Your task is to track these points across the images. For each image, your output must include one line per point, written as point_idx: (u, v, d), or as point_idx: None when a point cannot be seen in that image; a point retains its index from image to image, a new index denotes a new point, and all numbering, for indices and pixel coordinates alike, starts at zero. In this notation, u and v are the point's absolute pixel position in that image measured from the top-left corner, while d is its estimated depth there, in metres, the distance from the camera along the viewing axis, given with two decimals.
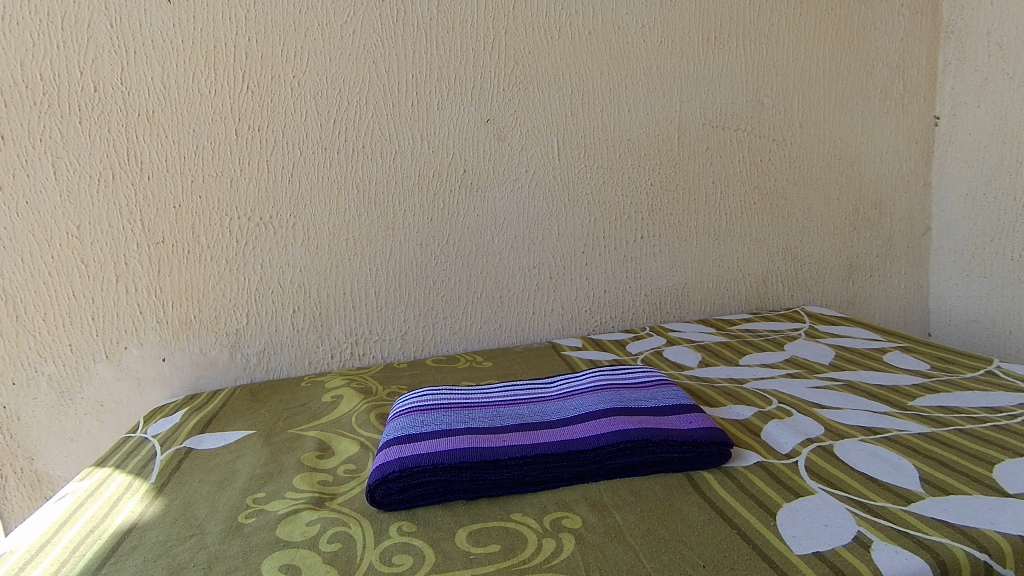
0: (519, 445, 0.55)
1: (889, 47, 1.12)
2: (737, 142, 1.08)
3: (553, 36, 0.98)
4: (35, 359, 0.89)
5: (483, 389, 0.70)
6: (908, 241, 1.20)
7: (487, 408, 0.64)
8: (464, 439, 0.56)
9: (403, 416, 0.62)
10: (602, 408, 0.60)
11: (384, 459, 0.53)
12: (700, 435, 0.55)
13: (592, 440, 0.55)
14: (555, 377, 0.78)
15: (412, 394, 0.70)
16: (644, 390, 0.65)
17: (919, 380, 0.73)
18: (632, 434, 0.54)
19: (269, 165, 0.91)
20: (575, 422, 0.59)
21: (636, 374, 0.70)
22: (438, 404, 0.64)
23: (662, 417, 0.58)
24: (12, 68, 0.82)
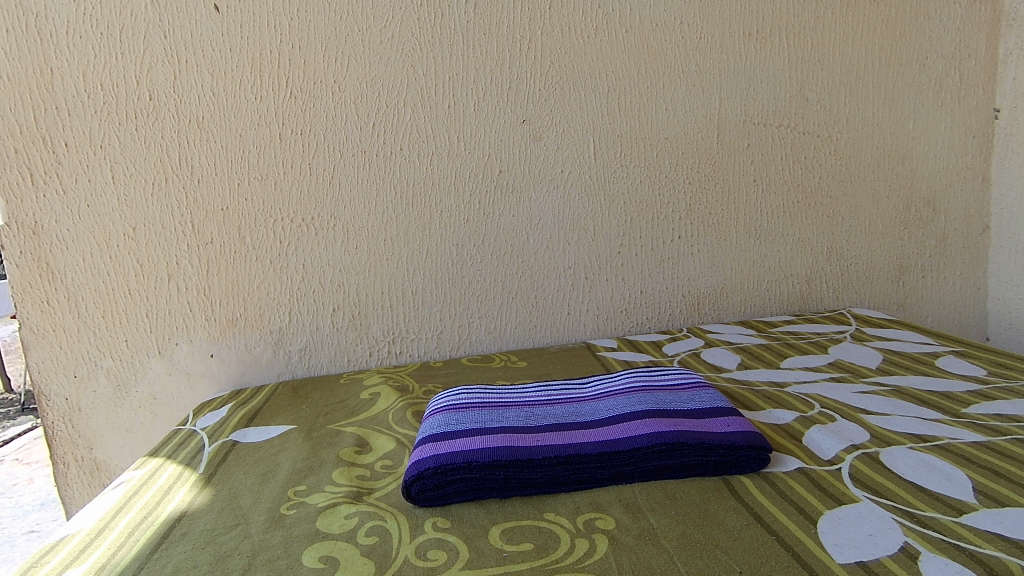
0: (553, 445, 0.55)
1: (944, 37, 1.07)
2: (780, 139, 1.05)
3: (589, 35, 0.97)
4: (94, 354, 0.95)
5: (518, 388, 0.70)
6: (965, 240, 1.14)
7: (521, 407, 0.64)
8: (498, 437, 0.56)
9: (439, 413, 0.64)
10: (638, 410, 0.60)
11: (420, 455, 0.54)
12: (738, 439, 0.54)
13: (627, 441, 0.54)
14: (591, 376, 0.78)
15: (446, 391, 0.71)
16: (681, 392, 0.64)
17: (974, 386, 0.70)
18: (668, 437, 0.54)
19: (311, 168, 0.94)
20: (609, 423, 0.59)
21: (674, 375, 0.69)
22: (472, 402, 0.65)
23: (699, 420, 0.57)
24: (76, 79, 0.87)
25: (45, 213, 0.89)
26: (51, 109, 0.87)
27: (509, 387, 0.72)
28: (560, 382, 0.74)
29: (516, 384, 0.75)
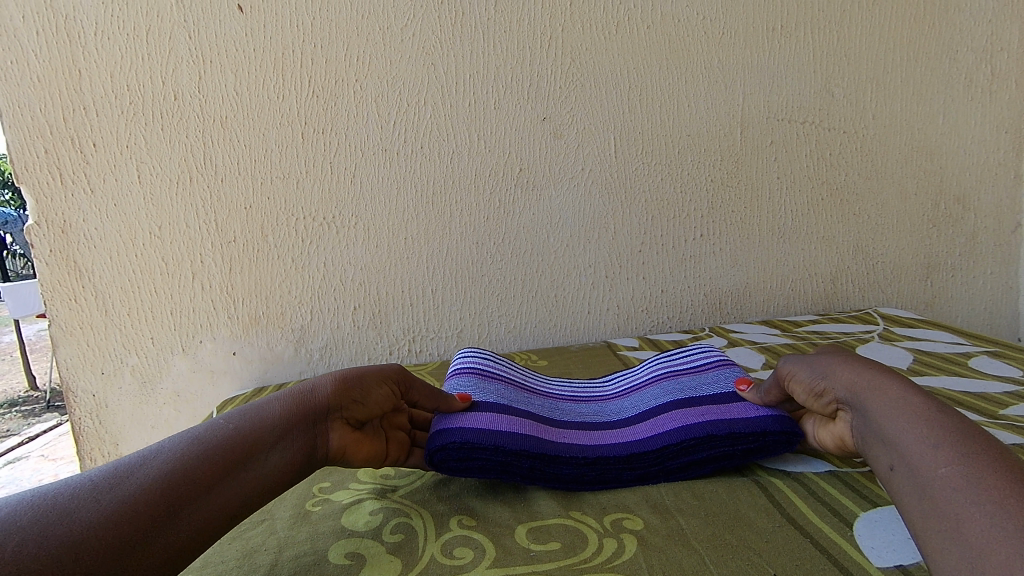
0: (581, 446, 0.55)
1: (975, 31, 1.05)
2: (804, 135, 1.04)
3: (611, 31, 0.96)
4: (120, 351, 0.96)
5: (539, 379, 0.71)
6: (996, 238, 1.11)
7: (542, 400, 0.65)
8: (527, 422, 0.56)
9: (464, 380, 0.64)
10: (665, 405, 0.60)
11: (449, 426, 0.53)
12: (767, 424, 0.53)
13: (656, 441, 0.54)
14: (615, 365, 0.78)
15: (465, 355, 0.72)
16: (705, 378, 0.64)
17: (1011, 388, 0.68)
18: (697, 429, 0.53)
19: (332, 167, 0.94)
20: (637, 422, 0.59)
21: (698, 360, 0.69)
22: (496, 377, 0.66)
23: (726, 408, 0.57)
24: (104, 80, 0.88)
25: (73, 211, 0.91)
26: (79, 110, 0.88)
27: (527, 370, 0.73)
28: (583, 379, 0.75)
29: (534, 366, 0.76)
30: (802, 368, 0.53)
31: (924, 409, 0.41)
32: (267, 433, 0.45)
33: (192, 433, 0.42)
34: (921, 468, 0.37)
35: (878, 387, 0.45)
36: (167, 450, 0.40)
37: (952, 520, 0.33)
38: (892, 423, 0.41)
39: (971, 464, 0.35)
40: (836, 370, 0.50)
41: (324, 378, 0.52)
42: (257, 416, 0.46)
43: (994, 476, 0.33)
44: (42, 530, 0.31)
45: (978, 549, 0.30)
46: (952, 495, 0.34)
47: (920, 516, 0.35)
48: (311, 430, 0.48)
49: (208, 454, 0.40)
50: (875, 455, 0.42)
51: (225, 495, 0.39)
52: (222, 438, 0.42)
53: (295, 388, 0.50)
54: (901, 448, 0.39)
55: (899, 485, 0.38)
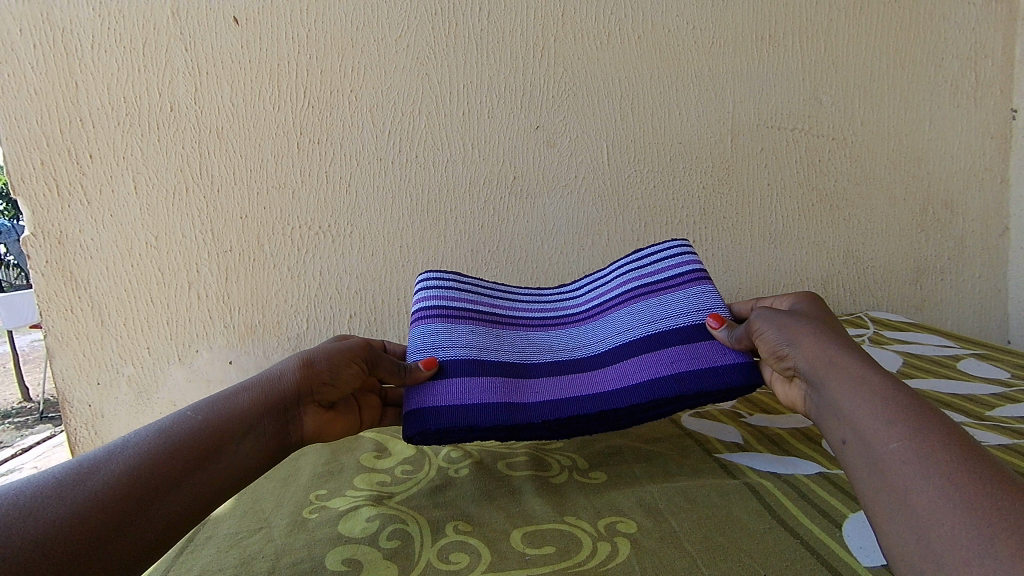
0: (551, 402, 0.57)
1: (959, 39, 1.06)
2: (794, 142, 1.05)
3: (602, 41, 0.98)
4: (116, 361, 0.96)
5: (506, 314, 0.71)
6: (984, 242, 1.13)
7: (509, 344, 0.66)
8: (494, 385, 0.58)
9: (429, 331, 0.64)
10: (635, 355, 0.61)
11: (421, 407, 0.56)
12: (733, 381, 0.54)
13: (625, 398, 0.55)
14: (588, 283, 0.76)
15: (427, 288, 0.70)
16: (675, 317, 0.63)
17: (999, 390, 0.69)
18: (664, 386, 0.55)
19: (328, 176, 0.95)
20: (609, 373, 0.60)
21: (668, 288, 0.67)
22: (461, 326, 0.66)
23: (695, 356, 0.58)
24: (100, 92, 0.89)
25: (70, 223, 0.91)
26: (76, 122, 0.89)
27: (495, 302, 0.72)
28: (555, 307, 0.74)
29: (503, 292, 0.75)
30: (770, 334, 0.53)
31: (877, 382, 0.42)
32: (234, 424, 0.49)
33: (159, 426, 0.46)
34: (873, 443, 0.39)
35: (839, 364, 0.46)
36: (133, 444, 0.44)
37: (902, 497, 0.35)
38: (845, 397, 0.43)
39: (921, 441, 0.37)
40: (802, 341, 0.50)
41: (290, 365, 0.56)
42: (225, 408, 0.50)
43: (941, 453, 0.36)
44: (8, 530, 0.35)
45: (925, 523, 0.33)
46: (903, 471, 0.36)
47: (872, 489, 0.38)
48: (282, 417, 0.53)
49: (172, 449, 0.44)
50: (829, 426, 0.45)
51: (189, 488, 0.43)
52: (186, 431, 0.46)
53: (262, 377, 0.54)
54: (854, 422, 0.41)
55: (852, 458, 0.41)
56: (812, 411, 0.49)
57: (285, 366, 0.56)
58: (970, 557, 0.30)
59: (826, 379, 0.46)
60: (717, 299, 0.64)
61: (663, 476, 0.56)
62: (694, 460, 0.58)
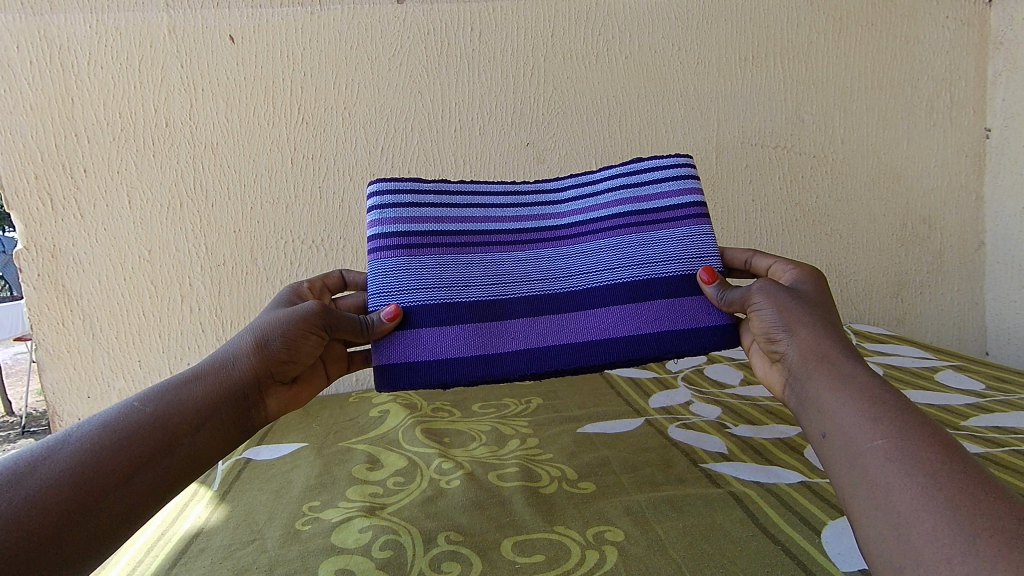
0: (528, 349, 0.59)
1: (934, 60, 1.10)
2: (777, 159, 1.08)
3: (591, 61, 1.00)
4: (108, 374, 0.96)
5: (479, 229, 0.65)
6: (961, 256, 1.16)
7: (484, 273, 0.62)
8: (469, 334, 0.59)
9: (393, 270, 0.60)
10: (619, 303, 0.61)
11: (395, 355, 0.57)
12: (712, 343, 0.59)
13: (605, 353, 0.59)
14: (571, 183, 0.70)
15: (382, 209, 0.63)
16: (666, 262, 0.63)
17: (973, 400, 0.71)
18: (646, 348, 0.59)
19: (321, 191, 0.96)
20: (588, 316, 0.61)
21: (662, 223, 0.64)
22: (429, 259, 0.61)
23: (678, 312, 0.60)
24: (96, 107, 0.90)
25: (63, 236, 0.92)
26: (71, 137, 0.90)
27: (465, 215, 0.65)
28: (535, 215, 0.68)
29: (473, 197, 0.67)
30: (767, 311, 0.53)
31: (860, 379, 0.44)
32: (188, 417, 0.49)
33: (104, 418, 0.47)
34: (854, 439, 0.41)
35: (829, 357, 0.47)
36: (74, 439, 0.45)
37: (881, 492, 0.38)
38: (828, 391, 0.45)
39: (902, 439, 0.39)
40: (797, 324, 0.51)
41: (243, 347, 0.55)
42: (176, 399, 0.50)
43: (923, 452, 0.38)
44: None
45: (905, 518, 0.36)
46: (884, 467, 0.38)
47: (851, 483, 0.40)
48: (241, 403, 0.53)
49: (117, 442, 0.45)
50: (808, 418, 0.46)
51: (141, 483, 0.44)
52: (131, 422, 0.47)
53: (210, 366, 0.54)
54: (835, 417, 0.43)
55: (831, 452, 0.43)
56: (790, 399, 0.51)
57: (237, 347, 0.55)
58: (950, 554, 0.33)
59: (811, 371, 0.48)
60: (710, 244, 0.63)
61: (649, 485, 0.57)
62: (680, 469, 0.60)
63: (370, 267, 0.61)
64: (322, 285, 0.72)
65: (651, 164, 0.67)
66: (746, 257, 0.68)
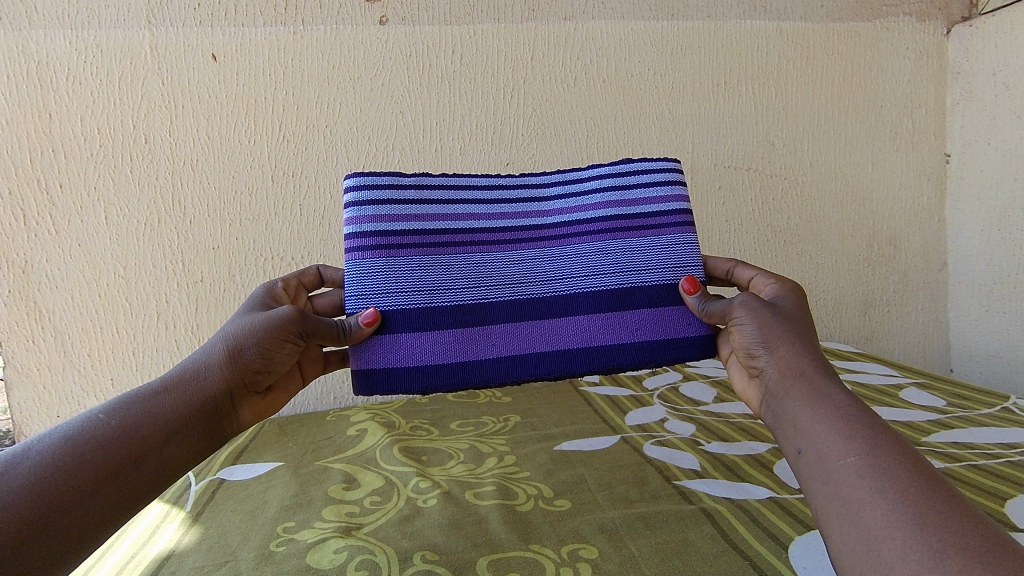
0: (508, 357, 0.60)
1: (897, 88, 1.15)
2: (749, 181, 1.12)
3: (569, 84, 1.03)
4: (78, 393, 0.94)
5: (461, 227, 0.64)
6: (925, 276, 1.20)
7: (466, 275, 0.62)
8: (450, 343, 0.60)
9: (371, 272, 0.59)
10: (600, 311, 0.63)
11: (375, 361, 0.58)
12: (688, 353, 0.62)
13: (586, 362, 0.61)
14: (558, 177, 0.69)
15: (359, 207, 0.61)
16: (648, 271, 0.64)
17: (935, 417, 0.74)
18: (626, 357, 0.61)
19: (301, 209, 0.97)
20: (569, 324, 0.62)
21: (649, 229, 0.65)
22: (409, 260, 0.60)
23: (660, 322, 0.63)
24: (74, 123, 0.89)
25: (36, 252, 0.90)
26: (47, 152, 0.89)
27: (447, 212, 0.64)
28: (519, 211, 0.66)
29: (455, 191, 0.65)
30: (747, 326, 0.54)
31: (835, 397, 0.46)
32: (155, 431, 0.49)
33: (66, 431, 0.47)
34: (829, 455, 0.42)
35: (805, 375, 0.49)
36: (34, 453, 0.44)
37: (854, 509, 0.39)
38: (804, 408, 0.46)
39: (874, 457, 0.41)
40: (776, 339, 0.52)
41: (215, 356, 0.55)
42: (142, 413, 0.49)
43: (894, 471, 0.39)
44: None
45: (878, 535, 0.37)
46: (857, 484, 0.40)
47: (825, 499, 0.41)
48: (213, 416, 0.53)
49: (79, 457, 0.45)
50: (782, 433, 0.48)
51: (102, 499, 0.44)
52: (95, 436, 0.46)
53: (179, 377, 0.53)
54: (810, 434, 0.45)
55: (805, 467, 0.44)
56: (765, 414, 0.52)
57: (207, 356, 0.55)
58: (919, 570, 0.34)
59: (787, 387, 0.49)
60: (694, 254, 0.65)
61: (623, 503, 0.58)
62: (654, 486, 0.61)
63: (349, 267, 0.60)
64: (298, 284, 0.71)
65: (640, 166, 0.67)
66: (729, 267, 0.69)
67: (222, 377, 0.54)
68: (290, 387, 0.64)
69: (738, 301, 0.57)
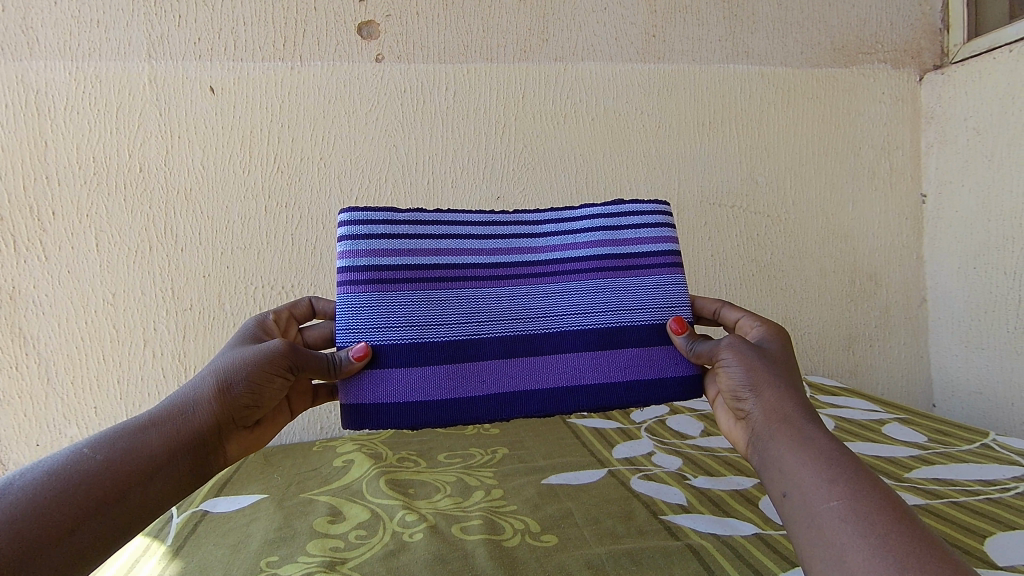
0: (497, 394, 0.61)
1: (874, 131, 1.20)
2: (734, 218, 1.14)
3: (559, 122, 1.06)
4: (59, 421, 0.93)
5: (454, 263, 0.65)
6: (906, 312, 1.23)
7: (457, 310, 0.63)
8: (440, 379, 0.60)
9: (363, 306, 0.60)
10: (590, 349, 0.64)
11: (365, 395, 0.59)
12: (675, 392, 0.63)
13: (575, 400, 0.62)
14: (551, 215, 0.70)
15: (352, 241, 0.62)
16: (637, 310, 0.65)
17: (916, 453, 0.75)
18: (614, 396, 0.62)
19: (293, 238, 0.98)
20: (559, 361, 0.63)
21: (639, 270, 0.66)
22: (401, 295, 0.61)
23: (648, 361, 0.64)
24: (69, 151, 0.90)
25: (24, 277, 0.90)
26: (41, 179, 0.90)
27: (440, 247, 0.65)
28: (512, 248, 0.67)
29: (449, 226, 0.67)
30: (734, 368, 0.56)
31: (819, 441, 0.47)
32: (140, 465, 0.48)
33: (50, 464, 0.46)
34: (813, 499, 0.43)
35: (789, 419, 0.50)
36: (15, 488, 0.44)
37: (836, 552, 0.40)
38: (789, 451, 0.47)
39: (857, 502, 0.41)
40: (762, 382, 0.53)
41: (204, 391, 0.55)
42: (128, 447, 0.49)
43: (876, 515, 0.40)
44: None
45: None
46: (841, 528, 0.40)
47: (809, 543, 0.42)
48: (200, 451, 0.53)
49: (62, 494, 0.44)
50: (767, 475, 0.49)
51: (82, 537, 0.44)
52: (78, 472, 0.46)
53: (167, 412, 0.53)
54: (795, 477, 0.45)
55: (789, 510, 0.45)
56: (750, 455, 0.53)
57: (195, 391, 0.55)
58: None
59: (773, 430, 0.50)
60: (682, 294, 0.66)
61: (610, 538, 0.58)
62: (640, 521, 0.61)
63: (341, 301, 0.61)
64: (289, 315, 0.72)
65: (631, 207, 0.69)
66: (716, 307, 0.71)
67: (210, 412, 0.54)
68: (277, 421, 0.63)
69: (725, 343, 0.58)
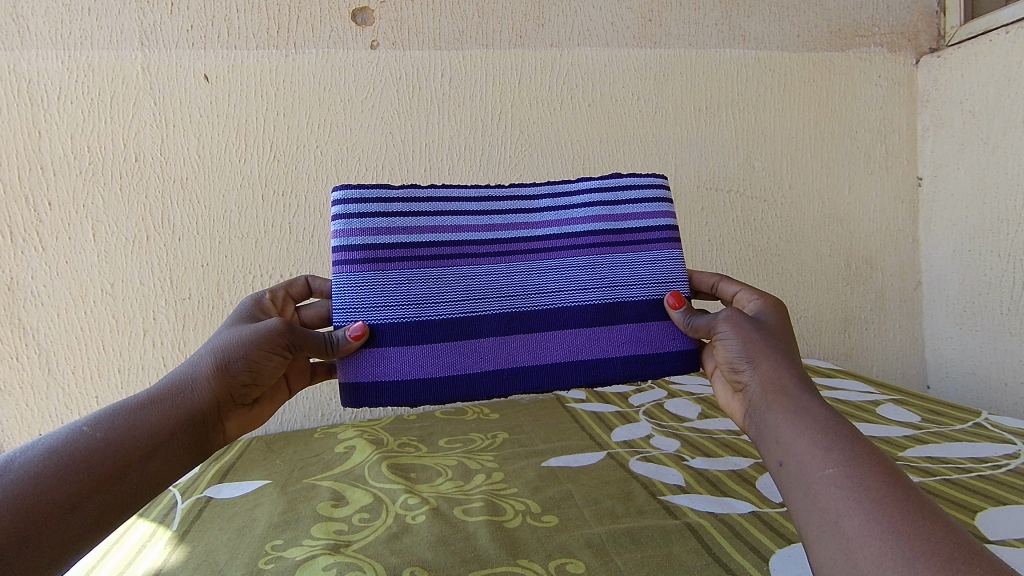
0: (496, 371, 0.62)
1: (869, 115, 1.20)
2: (730, 203, 1.15)
3: (555, 108, 1.06)
4: (61, 411, 0.93)
5: (450, 240, 0.65)
6: (901, 294, 1.24)
7: (454, 288, 0.63)
8: (440, 357, 0.61)
9: (359, 286, 0.61)
10: (588, 324, 0.64)
11: (365, 375, 0.60)
12: (671, 368, 0.64)
13: (573, 375, 0.63)
14: (548, 190, 0.70)
15: (348, 221, 0.62)
16: (635, 285, 0.66)
17: (910, 432, 0.76)
18: (612, 371, 0.63)
19: (291, 226, 0.98)
20: (557, 337, 0.64)
21: (636, 245, 0.67)
22: (397, 274, 0.62)
23: (646, 336, 0.64)
24: (64, 141, 0.90)
25: (22, 269, 0.90)
26: (36, 170, 0.89)
27: (436, 225, 0.65)
28: (507, 224, 0.67)
29: (443, 203, 0.66)
30: (733, 341, 0.56)
31: (814, 411, 0.48)
32: (140, 442, 0.49)
33: (50, 442, 0.47)
34: (808, 467, 0.44)
35: (786, 390, 0.50)
36: (18, 466, 0.44)
37: (831, 518, 0.41)
38: (785, 422, 0.48)
39: (852, 469, 0.42)
40: (760, 354, 0.54)
41: (202, 369, 0.55)
42: (128, 424, 0.49)
43: (870, 480, 0.41)
44: None
45: (853, 543, 0.39)
46: (836, 494, 0.41)
47: (804, 510, 0.43)
48: (201, 428, 0.53)
49: (62, 471, 0.45)
50: (764, 446, 0.50)
51: (85, 514, 0.44)
52: (78, 449, 0.46)
53: (166, 390, 0.53)
54: (790, 447, 0.46)
55: (785, 479, 0.46)
56: (747, 426, 0.54)
57: (193, 369, 0.55)
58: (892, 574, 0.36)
59: (770, 401, 0.51)
60: (680, 269, 0.67)
61: (609, 518, 0.59)
62: (639, 501, 0.62)
63: (337, 280, 0.61)
64: (286, 295, 0.72)
65: (628, 182, 0.69)
66: (713, 281, 0.71)
67: (209, 390, 0.55)
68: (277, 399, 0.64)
69: (722, 316, 0.59)
